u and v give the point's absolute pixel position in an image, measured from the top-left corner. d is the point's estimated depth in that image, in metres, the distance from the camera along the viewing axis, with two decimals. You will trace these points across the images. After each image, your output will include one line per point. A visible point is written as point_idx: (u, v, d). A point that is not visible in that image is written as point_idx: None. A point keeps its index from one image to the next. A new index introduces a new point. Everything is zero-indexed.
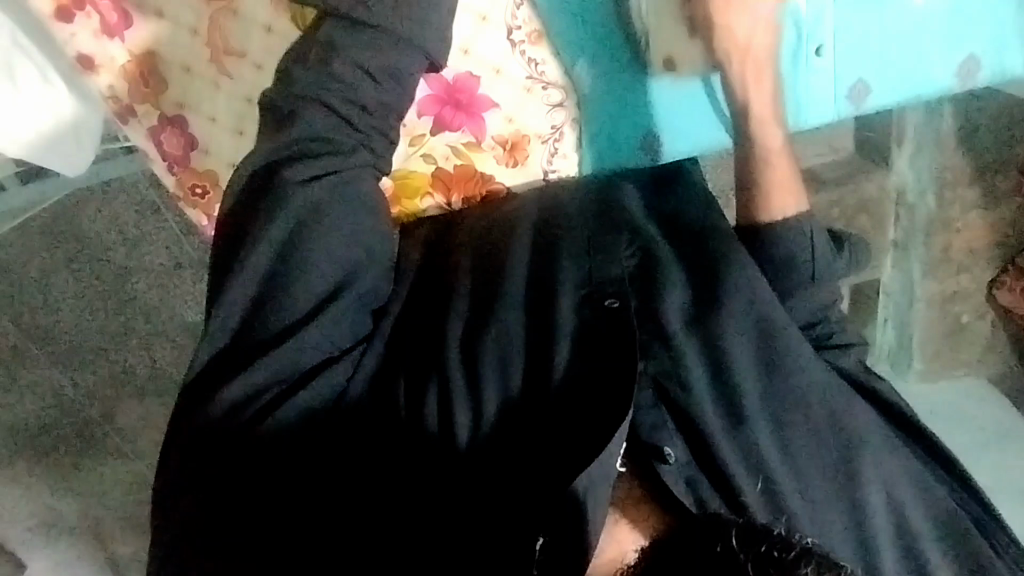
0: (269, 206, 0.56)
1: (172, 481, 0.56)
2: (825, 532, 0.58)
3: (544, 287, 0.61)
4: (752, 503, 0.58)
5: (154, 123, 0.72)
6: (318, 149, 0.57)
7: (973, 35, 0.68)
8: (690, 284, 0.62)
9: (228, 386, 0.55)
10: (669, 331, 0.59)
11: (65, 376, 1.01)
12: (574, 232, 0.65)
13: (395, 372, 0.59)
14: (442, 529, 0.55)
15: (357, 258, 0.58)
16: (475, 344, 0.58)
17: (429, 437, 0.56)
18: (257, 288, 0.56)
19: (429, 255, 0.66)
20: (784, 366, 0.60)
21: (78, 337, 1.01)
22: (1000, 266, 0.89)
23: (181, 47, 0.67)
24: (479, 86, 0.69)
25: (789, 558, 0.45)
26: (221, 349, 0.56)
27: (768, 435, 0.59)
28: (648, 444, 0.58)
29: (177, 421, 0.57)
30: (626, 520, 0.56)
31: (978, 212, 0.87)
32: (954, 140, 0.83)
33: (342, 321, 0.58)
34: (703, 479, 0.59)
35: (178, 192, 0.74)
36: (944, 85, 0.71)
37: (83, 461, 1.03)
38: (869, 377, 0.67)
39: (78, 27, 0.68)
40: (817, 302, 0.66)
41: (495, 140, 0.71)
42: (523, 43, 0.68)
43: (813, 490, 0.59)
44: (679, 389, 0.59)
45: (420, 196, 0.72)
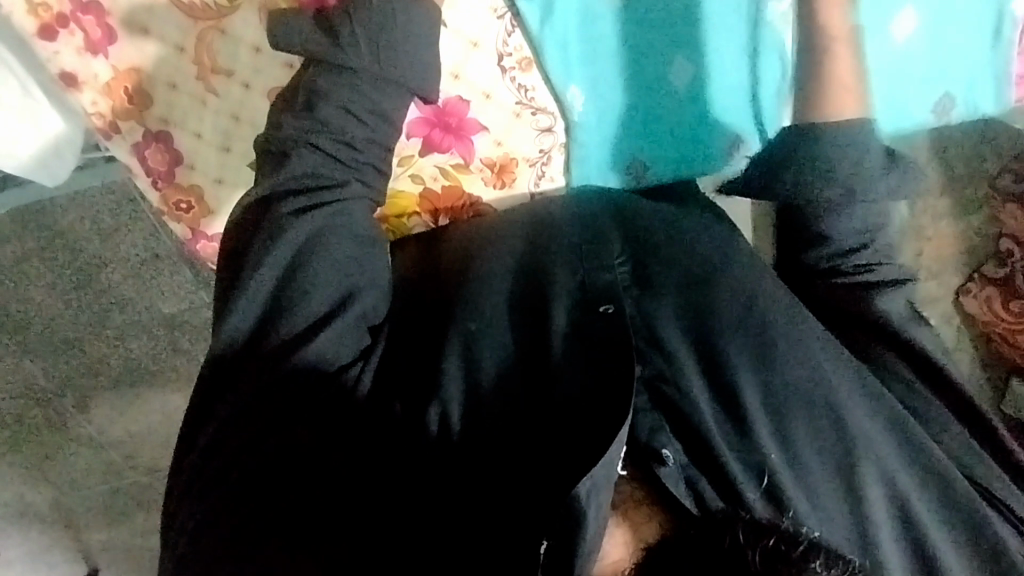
0: (266, 242, 0.56)
1: (184, 487, 0.57)
2: (833, 532, 0.54)
3: (539, 300, 0.62)
4: (755, 502, 0.53)
5: (138, 140, 0.69)
6: (317, 182, 0.57)
7: (948, 79, 0.78)
8: (685, 303, 0.62)
9: (236, 395, 0.56)
10: (665, 342, 0.59)
11: (37, 367, 1.03)
12: (566, 240, 0.66)
13: (393, 386, 0.59)
14: (443, 531, 0.52)
15: (354, 281, 0.59)
16: (473, 356, 0.59)
17: (429, 443, 0.56)
18: (258, 317, 0.56)
19: (424, 268, 0.67)
20: (782, 365, 0.59)
21: (56, 329, 1.03)
22: (968, 273, 0.89)
23: (167, 64, 0.66)
24: (468, 110, 0.69)
25: (797, 552, 0.47)
26: (221, 362, 0.57)
27: (772, 438, 0.56)
28: (646, 445, 0.55)
29: (184, 447, 0.59)
30: (629, 523, 0.53)
31: (948, 221, 0.89)
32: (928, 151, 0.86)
33: (339, 340, 0.58)
34: (703, 479, 0.55)
35: (161, 207, 0.73)
36: (922, 120, 0.80)
37: (55, 451, 1.02)
38: (909, 324, 0.70)
39: (61, 45, 0.65)
40: (861, 223, 0.69)
41: (484, 163, 0.72)
42: (513, 69, 0.68)
43: (819, 487, 0.55)
44: (676, 392, 0.57)
45: (407, 215, 0.73)
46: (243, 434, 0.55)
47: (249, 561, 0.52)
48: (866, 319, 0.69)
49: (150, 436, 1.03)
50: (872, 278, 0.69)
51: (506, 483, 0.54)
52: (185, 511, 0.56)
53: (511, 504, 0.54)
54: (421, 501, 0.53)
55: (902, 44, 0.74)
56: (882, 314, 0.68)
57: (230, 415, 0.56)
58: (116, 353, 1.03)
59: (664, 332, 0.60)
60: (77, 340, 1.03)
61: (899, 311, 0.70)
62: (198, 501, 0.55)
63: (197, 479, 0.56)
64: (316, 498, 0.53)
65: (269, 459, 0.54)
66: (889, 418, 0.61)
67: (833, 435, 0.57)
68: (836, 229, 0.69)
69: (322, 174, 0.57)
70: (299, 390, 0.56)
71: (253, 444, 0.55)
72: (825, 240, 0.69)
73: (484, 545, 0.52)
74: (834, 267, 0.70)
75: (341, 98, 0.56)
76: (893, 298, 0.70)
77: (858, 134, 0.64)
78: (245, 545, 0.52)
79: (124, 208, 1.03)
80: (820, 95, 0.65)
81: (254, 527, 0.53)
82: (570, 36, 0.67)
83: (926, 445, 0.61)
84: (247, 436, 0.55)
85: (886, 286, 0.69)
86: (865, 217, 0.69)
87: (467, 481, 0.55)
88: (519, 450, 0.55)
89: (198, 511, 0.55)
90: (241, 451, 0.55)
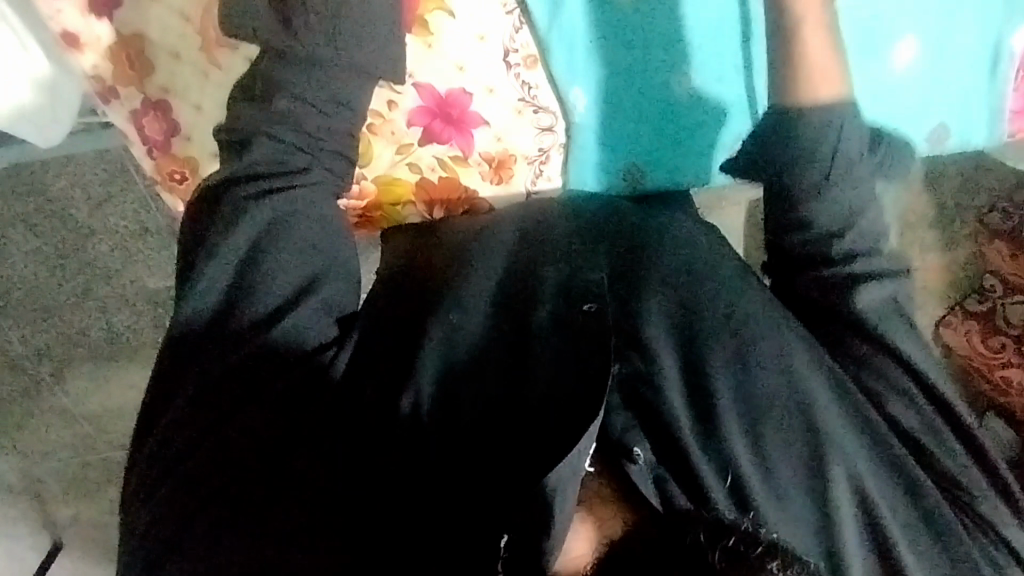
0: (226, 226, 0.57)
1: (145, 466, 0.55)
2: (792, 531, 0.53)
3: (524, 295, 0.62)
4: (721, 500, 0.54)
5: (137, 106, 0.69)
6: (279, 169, 0.58)
7: (943, 107, 0.80)
8: (667, 307, 0.62)
9: (203, 369, 0.55)
10: (648, 340, 0.60)
11: (15, 333, 1.01)
12: (555, 239, 0.67)
13: (366, 368, 0.58)
14: (406, 521, 0.51)
15: (318, 268, 0.59)
16: (450, 345, 0.59)
17: (397, 422, 0.55)
18: (220, 298, 0.56)
19: (409, 257, 0.68)
20: (756, 363, 0.59)
21: (38, 297, 1.01)
22: (950, 306, 0.88)
23: (170, 32, 0.65)
24: (470, 103, 0.69)
25: (755, 553, 0.47)
26: (186, 340, 0.56)
27: (742, 440, 0.56)
28: (616, 442, 0.56)
29: (144, 421, 0.56)
30: (592, 518, 0.54)
31: (935, 254, 0.88)
32: (920, 183, 0.89)
33: (311, 319, 0.58)
34: (672, 479, 0.55)
35: (156, 176, 0.72)
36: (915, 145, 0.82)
37: (27, 421, 1.02)
38: (888, 325, 0.66)
39: (64, 4, 0.65)
40: (841, 206, 0.65)
41: (482, 157, 0.72)
42: (519, 66, 0.68)
43: (785, 489, 0.55)
44: (652, 391, 0.57)
45: (402, 204, 0.73)
46: (210, 413, 0.54)
47: (210, 534, 0.50)
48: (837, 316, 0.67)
49: (124, 410, 1.04)
50: (852, 275, 0.66)
51: (477, 475, 0.54)
52: (147, 489, 0.54)
53: (478, 500, 0.53)
54: (390, 489, 0.52)
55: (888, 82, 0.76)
56: (864, 316, 0.66)
57: (194, 390, 0.54)
58: (95, 327, 1.02)
59: (647, 333, 0.60)
60: (56, 308, 1.02)
61: (882, 309, 0.66)
62: (159, 485, 0.53)
63: (158, 458, 0.54)
64: (281, 481, 0.52)
65: (234, 438, 0.53)
66: (861, 423, 0.60)
67: (802, 442, 0.57)
68: (818, 214, 0.65)
69: (282, 162, 0.58)
70: (270, 365, 0.55)
71: (218, 424, 0.53)
72: (803, 228, 0.66)
73: (446, 540, 0.51)
74: (814, 252, 0.67)
75: (297, 89, 0.57)
76: (875, 297, 0.66)
77: (825, 115, 0.64)
78: (206, 521, 0.51)
79: (118, 179, 0.99)
80: (792, 79, 0.65)
81: (216, 506, 0.51)
82: (574, 39, 0.67)
83: (901, 456, 0.60)
84: (216, 412, 0.54)
85: (866, 282, 0.66)
86: (847, 201, 0.65)
87: (438, 474, 0.53)
88: (492, 441, 0.55)
89: (163, 491, 0.53)
90: (204, 430, 0.53)
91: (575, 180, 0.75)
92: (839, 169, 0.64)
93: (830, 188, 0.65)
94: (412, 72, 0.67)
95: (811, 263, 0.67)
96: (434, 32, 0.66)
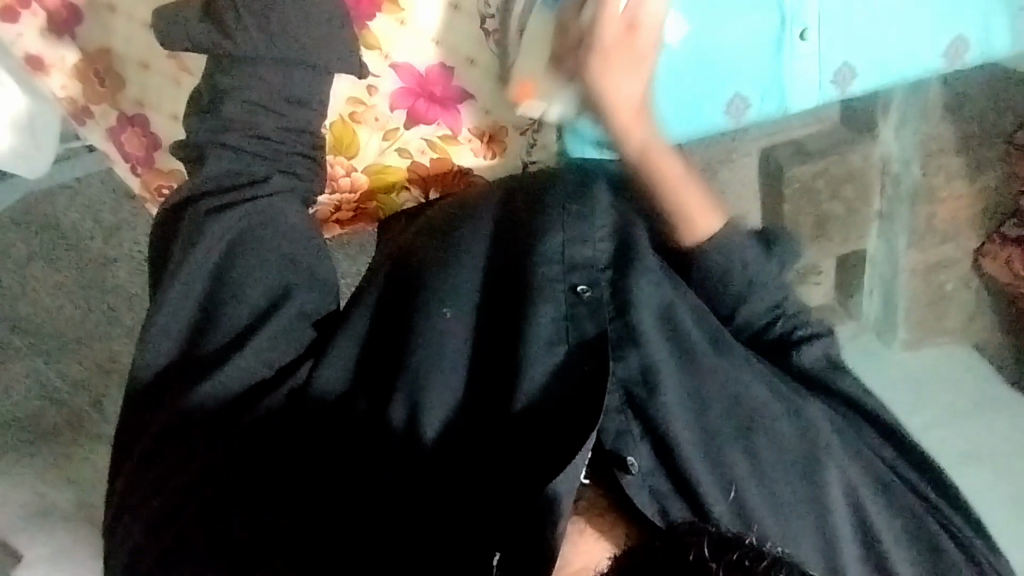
0: (187, 245, 0.54)
1: (128, 484, 0.53)
2: (797, 547, 0.51)
3: (517, 293, 0.57)
4: (722, 514, 0.51)
5: (113, 123, 0.67)
6: (237, 181, 0.56)
7: (965, 17, 0.73)
8: (661, 285, 0.58)
9: (181, 395, 0.53)
10: (634, 324, 0.56)
11: (49, 368, 1.01)
12: (552, 198, 0.61)
13: (359, 379, 0.57)
14: (401, 529, 0.52)
15: (290, 277, 0.57)
16: (437, 353, 0.56)
17: (391, 437, 0.55)
18: (189, 324, 0.55)
19: (403, 251, 0.62)
20: (732, 346, 0.57)
21: (65, 331, 1.03)
22: (986, 234, 0.91)
23: (135, 43, 0.62)
24: (452, 78, 0.65)
25: (760, 567, 0.42)
26: (160, 371, 0.54)
27: (735, 442, 0.53)
28: (611, 452, 0.53)
29: (128, 440, 0.55)
30: (591, 530, 0.51)
31: (963, 181, 0.88)
32: (940, 109, 0.83)
33: (282, 338, 0.56)
34: (670, 492, 0.52)
35: (144, 193, 0.70)
36: (934, 66, 0.74)
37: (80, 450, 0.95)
38: (831, 373, 0.62)
39: (24, 27, 0.63)
40: (770, 295, 0.63)
41: (472, 132, 0.68)
42: (495, 33, 0.63)
43: (784, 500, 0.53)
44: (645, 394, 0.54)
45: (396, 190, 0.69)
46: (197, 435, 0.53)
47: (202, 557, 0.50)
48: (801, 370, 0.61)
49: None
50: (787, 337, 0.62)
51: (468, 485, 0.54)
52: (131, 507, 0.52)
53: (474, 504, 0.53)
54: (383, 492, 0.53)
55: (882, 55, 0.72)
56: (805, 367, 0.61)
57: (178, 411, 0.53)
58: (126, 349, 1.02)
59: (640, 325, 0.56)
60: (89, 338, 1.02)
61: (818, 361, 0.62)
62: (143, 503, 0.52)
63: (142, 476, 0.53)
64: (275, 496, 0.52)
65: (223, 452, 0.53)
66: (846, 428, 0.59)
67: (796, 432, 0.54)
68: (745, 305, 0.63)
69: (242, 172, 0.56)
70: (261, 385, 0.55)
71: (206, 444, 0.53)
72: (741, 306, 0.63)
73: (441, 551, 0.51)
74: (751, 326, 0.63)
75: (243, 93, 0.54)
76: (813, 351, 0.62)
77: (725, 248, 0.61)
78: (195, 543, 0.50)
79: (124, 203, 1.04)
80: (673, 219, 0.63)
81: (207, 523, 0.51)
82: None
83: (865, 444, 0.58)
84: (206, 434, 0.53)
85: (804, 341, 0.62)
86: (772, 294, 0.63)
87: (436, 480, 0.54)
88: (486, 442, 0.55)
89: (147, 512, 0.52)
90: (190, 451, 0.52)
91: (569, 150, 0.68)
92: (755, 273, 0.62)
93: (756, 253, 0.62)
94: (387, 52, 0.63)
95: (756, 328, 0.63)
96: (406, 7, 0.62)
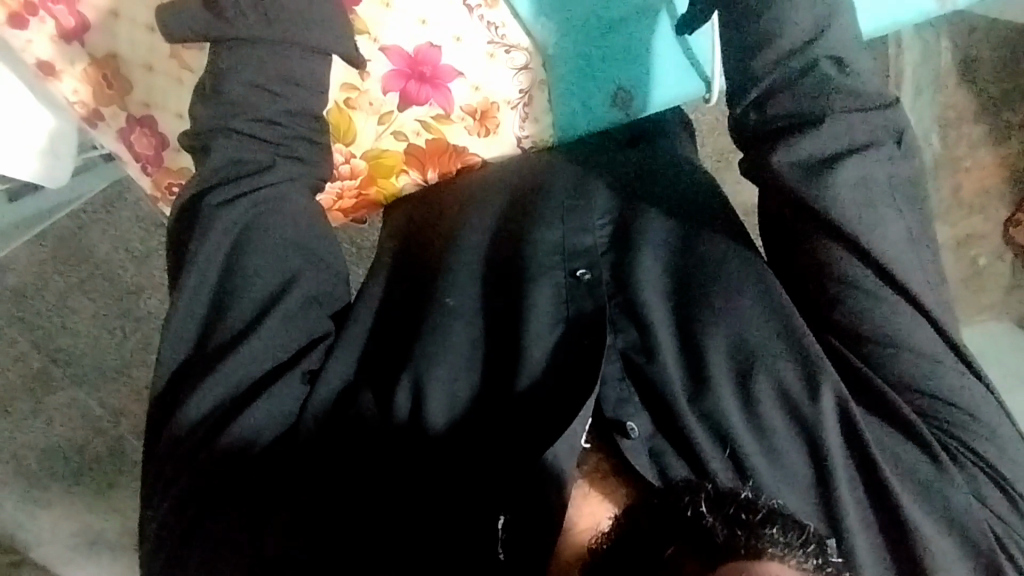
0: (199, 238, 0.56)
1: (156, 471, 0.55)
2: (792, 498, 0.52)
3: (515, 274, 0.59)
4: (719, 471, 0.52)
5: (123, 124, 0.70)
6: (243, 171, 0.57)
7: None
8: (662, 260, 0.59)
9: (197, 383, 0.54)
10: (636, 296, 0.57)
11: (89, 397, 1.01)
12: (546, 194, 0.63)
13: (367, 368, 0.59)
14: (410, 512, 0.53)
15: (298, 265, 0.58)
16: (443, 335, 0.58)
17: (399, 425, 0.56)
18: (205, 315, 0.56)
19: (405, 244, 0.66)
20: (740, 308, 0.56)
21: (103, 359, 1.01)
22: (1017, 203, 0.91)
23: (140, 46, 0.66)
24: (441, 56, 0.67)
25: (755, 519, 0.44)
26: (179, 366, 0.56)
27: (736, 403, 0.54)
28: (610, 419, 0.53)
29: (153, 432, 0.56)
30: (595, 494, 0.52)
31: (987, 149, 0.91)
32: (954, 76, 0.91)
33: (294, 323, 0.57)
34: (670, 451, 0.54)
35: (154, 192, 0.73)
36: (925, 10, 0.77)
37: (119, 479, 1.02)
38: (869, 221, 0.55)
39: (33, 33, 0.66)
40: (833, 76, 0.56)
41: (465, 111, 0.69)
42: (480, 7, 0.66)
43: (781, 451, 0.53)
44: (645, 358, 0.55)
45: (395, 174, 0.70)
46: (206, 427, 0.54)
47: (220, 538, 0.52)
48: (808, 210, 0.56)
49: None
50: (823, 151, 0.55)
51: (473, 466, 0.54)
52: (159, 493, 0.54)
53: (482, 485, 0.53)
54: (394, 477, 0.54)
55: None
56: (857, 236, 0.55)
57: (196, 400, 0.54)
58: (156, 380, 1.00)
59: (641, 295, 0.57)
60: (125, 366, 1.01)
61: (852, 199, 0.55)
62: (169, 487, 0.54)
63: (169, 463, 0.54)
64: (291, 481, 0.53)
65: (236, 441, 0.53)
66: (875, 396, 0.56)
67: (802, 387, 0.54)
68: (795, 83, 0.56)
69: (246, 161, 0.57)
70: (274, 372, 0.55)
71: (222, 431, 0.53)
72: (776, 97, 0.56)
73: (449, 530, 0.52)
74: (786, 127, 0.56)
75: (241, 75, 0.55)
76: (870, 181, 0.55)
77: None
78: (218, 523, 0.52)
79: (155, 232, 0.99)
80: None
81: (229, 506, 0.52)
82: None
83: (884, 393, 0.55)
84: (222, 420, 0.54)
85: (845, 158, 0.55)
86: (829, 79, 0.56)
87: (441, 465, 0.54)
88: (494, 422, 0.55)
89: (175, 492, 0.53)
90: (208, 438, 0.53)
91: (562, 121, 0.71)
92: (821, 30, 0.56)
93: (844, 92, 0.56)
94: (376, 36, 0.65)
95: (785, 135, 0.56)
96: None
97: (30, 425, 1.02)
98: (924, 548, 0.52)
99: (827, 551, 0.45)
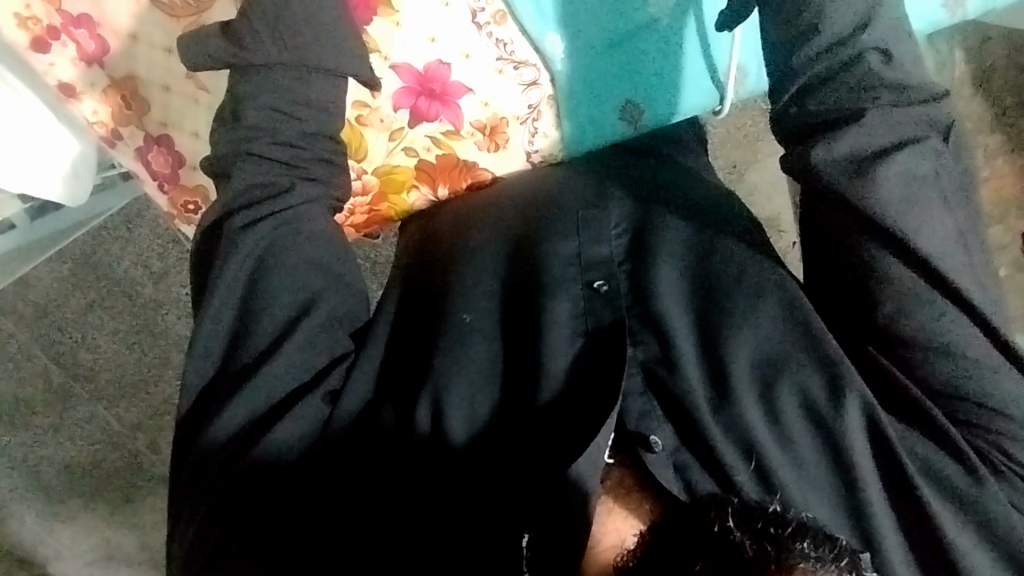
0: (222, 260, 0.56)
1: (184, 490, 0.56)
2: (824, 512, 0.51)
3: (534, 286, 0.59)
4: (745, 484, 0.51)
5: (141, 144, 0.72)
6: (265, 193, 0.58)
7: None
8: (684, 272, 0.59)
9: (222, 402, 0.55)
10: (656, 306, 0.57)
11: (108, 411, 1.03)
12: (565, 208, 0.63)
13: (389, 382, 0.59)
14: (433, 528, 0.53)
15: (319, 285, 0.59)
16: (462, 350, 0.58)
17: (421, 439, 0.56)
18: (226, 335, 0.56)
19: (427, 257, 0.66)
20: (764, 321, 0.56)
21: (122, 375, 1.02)
22: None
23: (159, 66, 0.67)
24: (450, 73, 0.67)
25: (784, 533, 0.43)
26: (204, 387, 0.56)
27: (761, 414, 0.53)
28: (633, 432, 0.53)
29: (180, 452, 0.56)
30: (620, 509, 0.51)
31: (1004, 159, 0.90)
32: (970, 86, 0.90)
33: (315, 342, 0.58)
34: (694, 463, 0.53)
35: (170, 210, 0.75)
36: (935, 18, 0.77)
37: (133, 493, 1.03)
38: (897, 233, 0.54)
39: (55, 57, 0.68)
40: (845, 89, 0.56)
41: (474, 126, 0.70)
42: (489, 24, 0.66)
43: (808, 465, 0.53)
44: (666, 369, 0.55)
45: (406, 190, 0.72)
46: (233, 444, 0.54)
47: (248, 557, 0.52)
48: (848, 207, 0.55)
49: None
50: (858, 150, 0.55)
51: (495, 480, 0.54)
52: (188, 512, 0.55)
53: (504, 500, 0.53)
54: (416, 492, 0.54)
55: None
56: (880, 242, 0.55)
57: (220, 419, 0.54)
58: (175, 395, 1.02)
59: (660, 307, 0.56)
60: (146, 380, 1.02)
61: (892, 193, 0.54)
62: (197, 507, 0.54)
63: (196, 482, 0.55)
64: (316, 498, 0.53)
65: (262, 458, 0.53)
66: (905, 404, 0.55)
67: (827, 400, 0.53)
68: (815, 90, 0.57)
69: (268, 183, 0.58)
70: (298, 390, 0.56)
71: (248, 450, 0.54)
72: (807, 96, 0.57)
73: (471, 547, 0.52)
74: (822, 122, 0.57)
75: (261, 100, 0.56)
76: (893, 196, 0.54)
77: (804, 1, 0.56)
78: (245, 541, 0.52)
79: (172, 250, 1.00)
80: None
81: (255, 524, 0.52)
82: None
83: (918, 403, 0.54)
84: (249, 438, 0.54)
85: (885, 155, 0.55)
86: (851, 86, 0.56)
87: (468, 479, 0.54)
88: (515, 437, 0.55)
89: (202, 511, 0.54)
90: (235, 457, 0.54)
91: (571, 135, 0.72)
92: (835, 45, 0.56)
93: (853, 105, 0.56)
94: (387, 54, 0.66)
95: (828, 132, 0.56)
96: (399, 8, 0.65)
97: (51, 439, 1.03)
98: (955, 564, 0.51)
99: (859, 565, 0.44)
